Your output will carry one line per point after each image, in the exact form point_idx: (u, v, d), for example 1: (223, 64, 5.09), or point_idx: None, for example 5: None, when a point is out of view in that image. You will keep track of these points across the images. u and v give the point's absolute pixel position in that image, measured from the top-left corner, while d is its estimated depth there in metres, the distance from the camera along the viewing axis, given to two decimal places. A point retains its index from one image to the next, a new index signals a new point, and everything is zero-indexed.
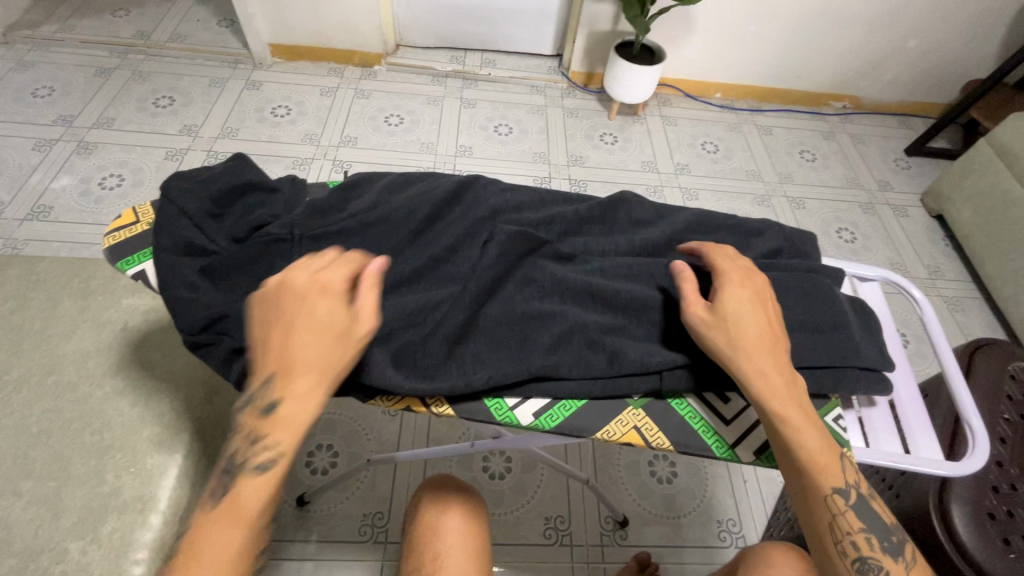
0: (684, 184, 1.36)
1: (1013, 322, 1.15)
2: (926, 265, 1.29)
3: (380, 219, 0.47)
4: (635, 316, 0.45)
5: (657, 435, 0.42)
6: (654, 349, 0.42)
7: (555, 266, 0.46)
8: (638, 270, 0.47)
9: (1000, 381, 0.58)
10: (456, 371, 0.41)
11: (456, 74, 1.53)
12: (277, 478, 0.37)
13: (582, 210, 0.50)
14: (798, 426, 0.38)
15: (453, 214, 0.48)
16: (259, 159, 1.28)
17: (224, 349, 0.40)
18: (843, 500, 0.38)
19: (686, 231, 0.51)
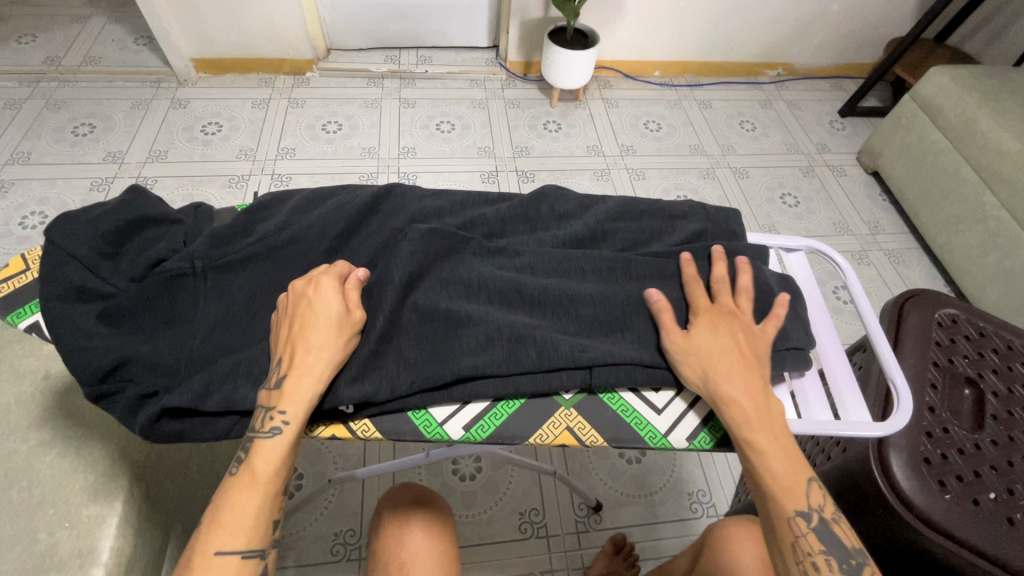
0: (630, 165, 1.37)
1: (951, 268, 1.20)
2: (866, 221, 1.33)
3: (299, 240, 0.47)
4: (565, 312, 0.45)
5: (589, 433, 0.43)
6: (585, 344, 0.42)
7: (481, 264, 0.47)
8: (566, 264, 0.47)
9: (929, 329, 0.60)
10: (375, 380, 0.41)
11: (392, 74, 1.50)
12: (265, 509, 0.36)
13: (503, 210, 0.51)
14: (764, 452, 0.39)
15: (370, 226, 0.49)
16: (193, 180, 1.22)
17: (129, 396, 0.40)
18: (805, 522, 0.38)
19: (608, 220, 0.52)
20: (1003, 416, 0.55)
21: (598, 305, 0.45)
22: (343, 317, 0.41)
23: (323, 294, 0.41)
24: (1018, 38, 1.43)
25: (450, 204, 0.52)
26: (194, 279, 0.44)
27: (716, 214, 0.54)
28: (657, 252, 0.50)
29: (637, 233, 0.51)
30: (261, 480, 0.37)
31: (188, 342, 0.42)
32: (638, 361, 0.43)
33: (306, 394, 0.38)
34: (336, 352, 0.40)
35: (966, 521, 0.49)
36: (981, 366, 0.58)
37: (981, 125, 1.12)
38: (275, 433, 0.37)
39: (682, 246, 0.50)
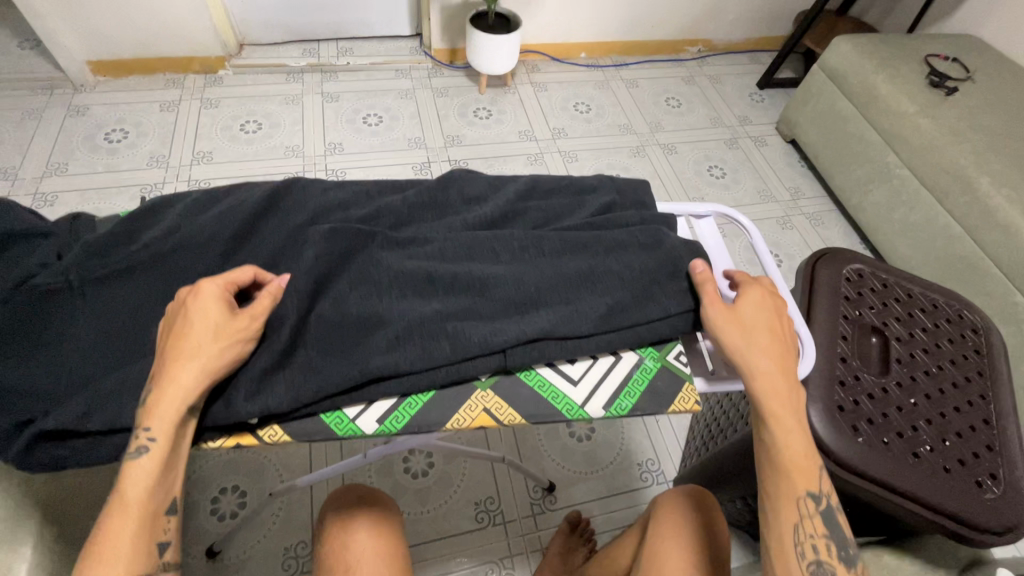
0: (563, 147, 1.38)
1: (864, 226, 1.28)
2: (787, 187, 1.40)
3: (192, 241, 0.45)
4: (478, 296, 0.45)
5: (507, 413, 0.43)
6: (497, 329, 0.42)
7: (391, 256, 0.46)
8: (476, 249, 0.47)
9: (839, 283, 0.64)
10: (281, 388, 0.39)
11: (313, 68, 1.44)
12: (138, 539, 0.34)
13: (411, 198, 0.51)
14: (790, 432, 0.41)
15: (268, 224, 0.47)
16: (98, 193, 1.13)
17: (4, 425, 0.36)
18: (814, 503, 0.41)
19: (519, 201, 0.52)
20: (906, 359, 0.60)
21: (510, 285, 0.45)
22: (219, 325, 0.38)
23: (205, 305, 0.38)
24: (910, 7, 1.53)
25: (357, 196, 0.50)
26: (75, 296, 0.42)
27: (625, 187, 0.55)
28: (567, 227, 0.51)
29: (548, 210, 0.52)
30: (130, 504, 0.34)
31: (71, 361, 0.39)
32: (549, 327, 0.43)
33: (172, 408, 0.35)
34: (210, 362, 0.37)
35: (877, 460, 0.53)
36: (885, 315, 0.62)
37: (880, 90, 1.20)
38: (141, 453, 0.35)
39: (591, 220, 0.51)
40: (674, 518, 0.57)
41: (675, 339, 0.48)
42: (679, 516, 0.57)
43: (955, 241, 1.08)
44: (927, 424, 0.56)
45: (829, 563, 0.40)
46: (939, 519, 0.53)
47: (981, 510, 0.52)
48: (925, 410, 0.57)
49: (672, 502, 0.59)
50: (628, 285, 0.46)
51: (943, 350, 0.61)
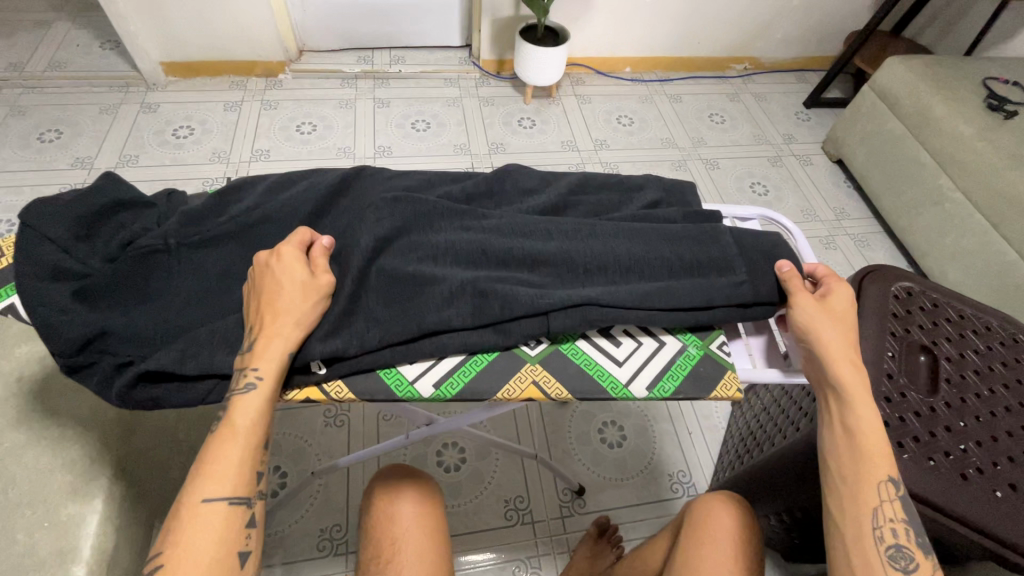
0: (604, 158, 1.40)
1: (912, 250, 1.24)
2: (832, 207, 1.38)
3: (273, 217, 0.49)
4: (524, 267, 0.48)
5: (555, 387, 0.45)
6: (556, 299, 0.45)
7: (445, 227, 0.49)
8: (532, 228, 0.49)
9: (886, 300, 0.63)
10: (347, 333, 0.43)
11: (366, 75, 1.50)
12: (240, 467, 0.38)
13: (468, 187, 0.54)
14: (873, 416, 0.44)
15: (339, 206, 0.51)
16: (165, 184, 1.21)
17: (105, 366, 0.41)
18: (893, 488, 0.43)
19: (572, 195, 0.55)
20: (956, 379, 0.59)
21: (564, 264, 0.48)
22: (306, 287, 0.43)
23: (289, 268, 0.43)
24: (968, 29, 1.50)
25: (420, 185, 0.54)
26: (169, 259, 0.46)
27: (675, 186, 0.57)
28: (617, 219, 0.52)
29: (599, 205, 0.54)
30: (241, 432, 0.39)
31: (167, 315, 0.44)
32: (604, 299, 0.45)
33: (277, 353, 0.40)
34: (303, 316, 0.42)
35: (922, 477, 0.52)
36: (936, 335, 0.61)
37: (934, 111, 1.18)
38: (251, 388, 0.40)
39: (640, 213, 0.53)
40: (727, 524, 0.56)
41: (718, 329, 0.49)
42: (717, 526, 0.56)
43: (1010, 268, 1.05)
44: (976, 445, 0.54)
45: (906, 547, 0.42)
46: (983, 541, 0.51)
47: None
48: (975, 431, 0.55)
49: (726, 507, 0.58)
50: (675, 270, 0.48)
51: (995, 373, 0.59)
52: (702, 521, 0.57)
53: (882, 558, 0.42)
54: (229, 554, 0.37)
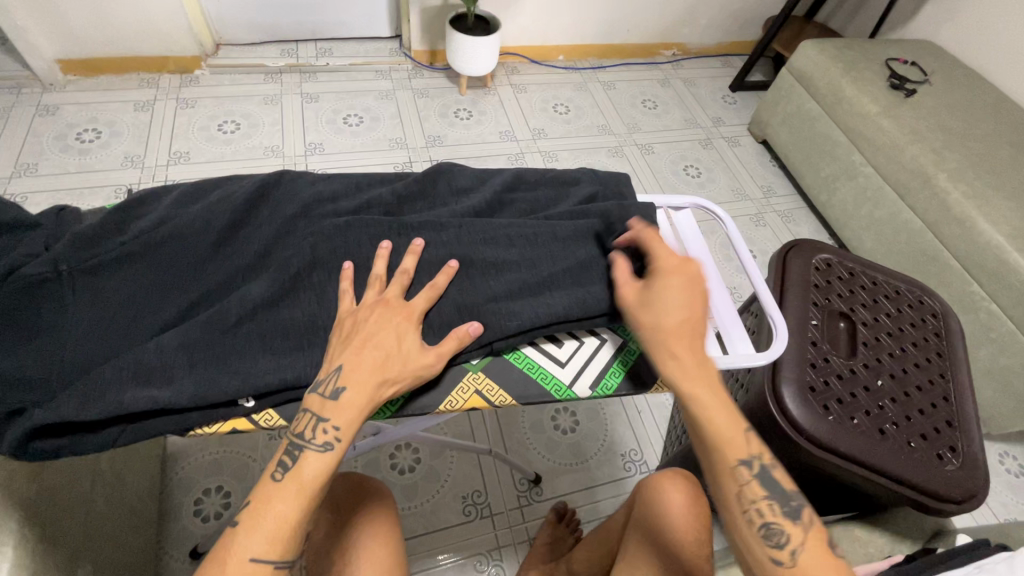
0: (543, 147, 1.41)
1: (832, 222, 1.33)
2: (760, 186, 1.45)
3: (184, 232, 0.46)
4: (467, 276, 0.47)
5: (498, 394, 0.45)
6: (512, 311, 0.45)
7: (386, 237, 0.47)
8: (479, 235, 0.49)
9: (808, 273, 0.68)
10: (294, 364, 0.41)
11: (291, 69, 1.43)
12: (284, 528, 0.36)
13: (399, 189, 0.52)
14: (710, 406, 0.41)
15: (259, 216, 0.49)
16: (71, 194, 1.11)
17: None
18: (747, 471, 0.41)
19: (508, 193, 0.55)
20: (872, 342, 0.63)
21: (512, 270, 0.48)
22: (416, 358, 0.41)
23: (398, 328, 0.42)
24: (871, 13, 1.60)
25: (350, 189, 0.52)
26: (61, 287, 0.43)
27: (609, 176, 0.58)
28: (554, 216, 0.53)
29: (535, 199, 0.55)
30: (304, 488, 0.37)
31: (61, 351, 0.40)
32: (551, 306, 0.45)
33: (356, 410, 0.39)
34: (396, 381, 0.41)
35: (847, 437, 0.55)
36: (851, 301, 0.67)
37: (845, 92, 1.25)
38: (325, 446, 0.38)
39: (578, 209, 0.53)
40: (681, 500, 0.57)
41: None
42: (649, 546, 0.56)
43: (917, 235, 1.13)
44: (891, 402, 0.59)
45: (778, 525, 0.40)
46: (903, 489, 0.55)
47: (942, 481, 0.55)
48: (890, 389, 0.60)
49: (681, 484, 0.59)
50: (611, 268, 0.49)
51: (904, 333, 0.64)
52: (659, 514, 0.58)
53: (759, 540, 0.40)
54: None
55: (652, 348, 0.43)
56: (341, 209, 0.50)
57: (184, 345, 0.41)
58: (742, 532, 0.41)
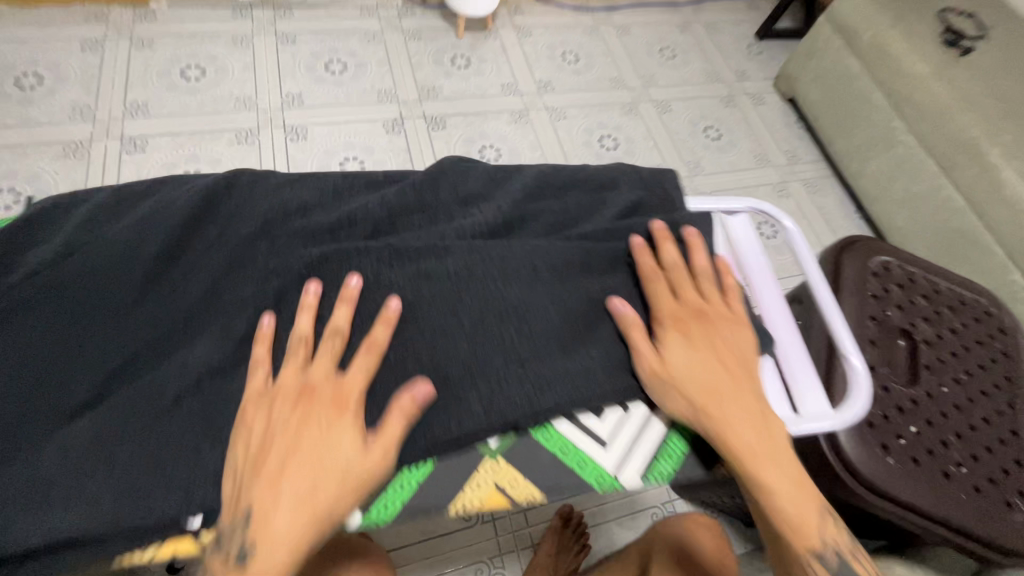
0: (549, 103, 1.26)
1: (861, 194, 1.22)
2: (784, 151, 1.33)
3: (119, 281, 0.42)
4: (479, 321, 0.42)
5: (517, 485, 0.41)
6: (533, 368, 0.41)
7: (382, 269, 0.42)
8: (488, 263, 0.43)
9: (865, 281, 0.60)
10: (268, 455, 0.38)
11: (264, 4, 1.25)
12: None
13: (392, 200, 0.46)
14: (780, 490, 0.39)
15: (217, 241, 0.45)
16: (12, 153, 0.97)
17: None
18: (818, 558, 0.40)
19: (524, 209, 0.48)
20: (935, 365, 0.56)
21: (530, 311, 0.42)
22: (353, 463, 0.37)
23: (323, 438, 0.38)
24: None
25: (342, 208, 0.46)
26: (29, 335, 0.40)
27: (636, 186, 0.51)
28: (577, 239, 0.46)
29: (554, 215, 0.48)
30: None
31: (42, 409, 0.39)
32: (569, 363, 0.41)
33: (276, 552, 0.35)
34: (326, 504, 0.36)
35: (908, 484, 0.49)
36: (912, 315, 0.59)
37: (891, 48, 1.12)
38: None
39: (603, 232, 0.47)
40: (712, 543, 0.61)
41: None
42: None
43: (956, 215, 1.04)
44: (956, 438, 0.52)
45: None
46: (964, 540, 0.49)
47: (1005, 530, 0.50)
48: (954, 422, 0.53)
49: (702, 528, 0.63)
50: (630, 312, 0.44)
51: (970, 354, 0.58)
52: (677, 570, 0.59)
53: None
54: None
55: (709, 432, 0.41)
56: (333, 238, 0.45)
57: (119, 422, 0.38)
58: None
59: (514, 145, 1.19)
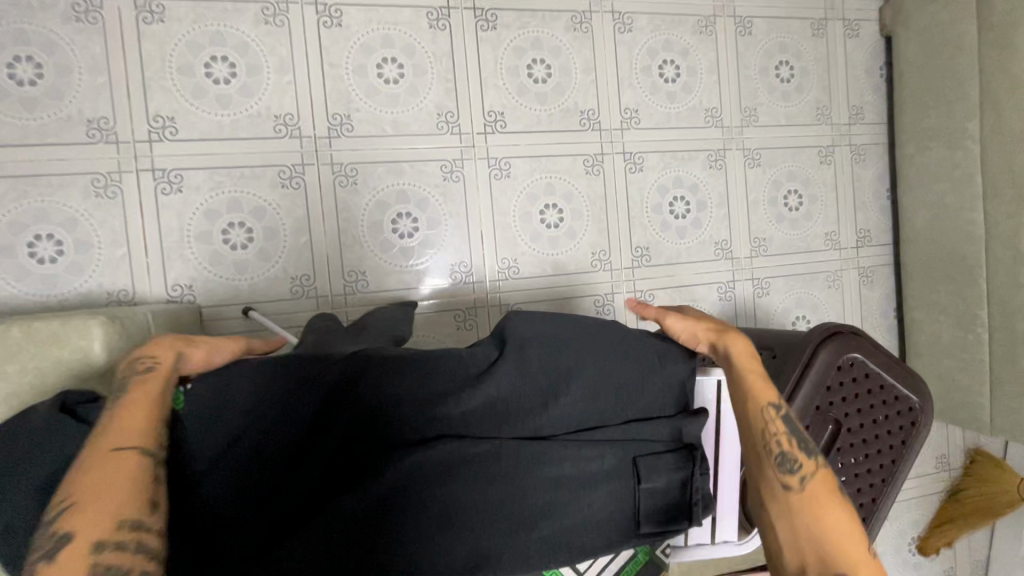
0: (618, 5, 1.09)
1: (901, 180, 1.21)
2: (850, 106, 1.23)
3: (242, 437, 0.53)
4: (514, 513, 0.56)
5: None
6: (547, 542, 0.57)
7: (446, 459, 0.54)
8: (529, 460, 0.56)
9: (827, 375, 0.75)
10: None
11: None
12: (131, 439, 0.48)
13: (468, 391, 0.56)
14: (750, 373, 0.63)
15: (317, 411, 0.54)
16: (16, 5, 0.86)
17: None
18: (776, 412, 0.61)
19: (565, 401, 0.58)
20: (846, 447, 0.75)
21: (556, 500, 0.57)
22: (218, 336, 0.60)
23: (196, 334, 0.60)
24: None
25: (416, 393, 0.56)
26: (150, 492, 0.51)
27: (659, 387, 0.61)
28: (598, 439, 0.59)
29: (588, 413, 0.59)
30: (146, 403, 0.51)
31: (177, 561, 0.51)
32: (570, 542, 0.58)
33: (171, 358, 0.55)
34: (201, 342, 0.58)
35: None
36: (849, 406, 0.76)
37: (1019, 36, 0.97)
38: (147, 370, 0.53)
39: (622, 429, 0.60)
40: None
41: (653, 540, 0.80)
42: None
43: (970, 242, 1.08)
44: None
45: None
46: None
47: None
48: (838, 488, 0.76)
49: None
50: (620, 507, 0.60)
51: (879, 440, 0.76)
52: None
53: None
54: (134, 476, 0.47)
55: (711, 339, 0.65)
56: (407, 431, 0.55)
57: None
58: (761, 459, 0.60)
59: (568, 61, 1.08)
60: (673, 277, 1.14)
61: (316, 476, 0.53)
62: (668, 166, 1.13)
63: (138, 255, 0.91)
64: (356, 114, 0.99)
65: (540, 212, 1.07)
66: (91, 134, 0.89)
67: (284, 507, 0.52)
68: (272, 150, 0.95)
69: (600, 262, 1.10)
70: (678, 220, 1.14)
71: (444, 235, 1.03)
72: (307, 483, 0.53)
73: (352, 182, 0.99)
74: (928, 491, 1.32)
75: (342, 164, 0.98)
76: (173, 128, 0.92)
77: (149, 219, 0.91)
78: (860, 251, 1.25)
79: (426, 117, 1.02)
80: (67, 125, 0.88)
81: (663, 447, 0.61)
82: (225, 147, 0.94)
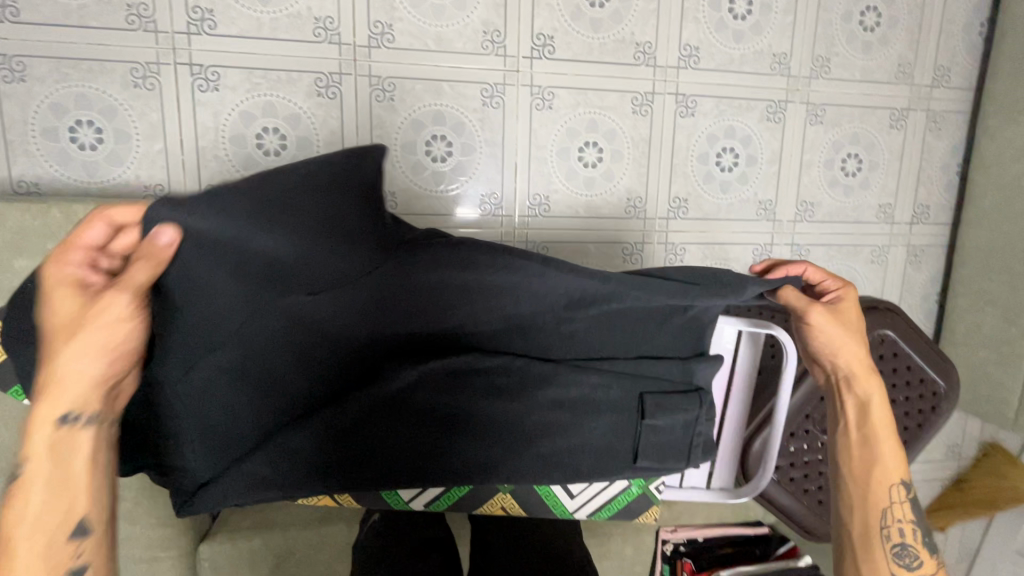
0: None
1: (977, 155, 1.11)
2: (937, 66, 1.11)
3: (256, 319, 0.52)
4: (513, 420, 0.60)
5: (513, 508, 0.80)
6: (540, 452, 0.61)
7: (460, 363, 0.57)
8: (536, 375, 0.59)
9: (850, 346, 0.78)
10: (350, 463, 0.59)
11: None
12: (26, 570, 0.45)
13: (490, 311, 0.57)
14: (889, 454, 0.68)
15: (349, 302, 0.56)
16: None
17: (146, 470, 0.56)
18: (902, 491, 0.68)
19: (580, 325, 0.59)
20: None
21: (558, 420, 0.61)
22: (101, 350, 0.46)
23: (66, 321, 0.46)
24: None
25: (437, 299, 0.56)
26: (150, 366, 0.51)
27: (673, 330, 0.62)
28: (609, 370, 0.60)
29: (601, 343, 0.60)
30: (32, 516, 0.46)
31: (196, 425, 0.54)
32: (566, 456, 0.61)
33: (45, 432, 0.46)
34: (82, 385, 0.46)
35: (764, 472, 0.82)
36: None
37: None
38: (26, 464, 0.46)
39: (632, 364, 0.61)
40: None
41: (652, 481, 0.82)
42: None
43: None
44: None
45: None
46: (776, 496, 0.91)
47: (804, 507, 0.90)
48: None
49: None
50: (619, 441, 0.62)
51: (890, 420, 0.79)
52: (564, 523, 0.85)
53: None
54: None
55: (853, 364, 0.70)
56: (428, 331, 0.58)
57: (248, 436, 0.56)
58: (880, 540, 0.67)
59: None
60: (708, 233, 1.10)
61: (345, 365, 0.58)
62: (722, 114, 1.06)
63: (173, 151, 0.92)
64: (398, 25, 0.94)
65: (578, 150, 1.03)
66: (130, 21, 0.87)
67: (311, 385, 0.57)
68: (310, 55, 0.92)
69: (634, 210, 1.07)
70: (723, 174, 1.08)
71: (478, 165, 1.00)
72: (330, 363, 0.58)
73: (390, 98, 0.96)
74: (932, 477, 1.31)
75: (381, 78, 0.95)
76: (211, 21, 0.89)
77: (185, 116, 0.91)
78: (914, 228, 1.17)
79: (471, 35, 0.96)
80: (106, 8, 0.86)
81: (670, 387, 0.62)
82: (263, 47, 0.91)
